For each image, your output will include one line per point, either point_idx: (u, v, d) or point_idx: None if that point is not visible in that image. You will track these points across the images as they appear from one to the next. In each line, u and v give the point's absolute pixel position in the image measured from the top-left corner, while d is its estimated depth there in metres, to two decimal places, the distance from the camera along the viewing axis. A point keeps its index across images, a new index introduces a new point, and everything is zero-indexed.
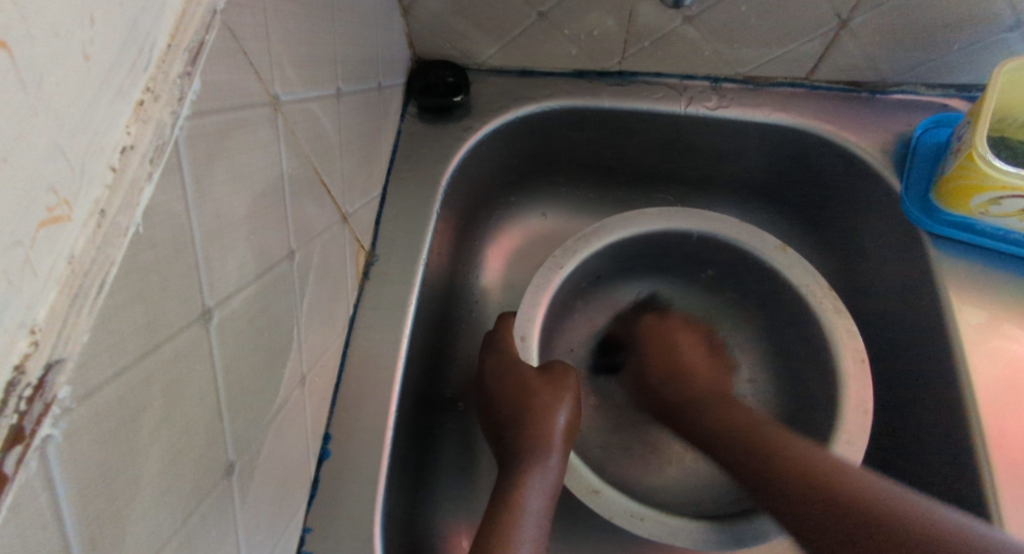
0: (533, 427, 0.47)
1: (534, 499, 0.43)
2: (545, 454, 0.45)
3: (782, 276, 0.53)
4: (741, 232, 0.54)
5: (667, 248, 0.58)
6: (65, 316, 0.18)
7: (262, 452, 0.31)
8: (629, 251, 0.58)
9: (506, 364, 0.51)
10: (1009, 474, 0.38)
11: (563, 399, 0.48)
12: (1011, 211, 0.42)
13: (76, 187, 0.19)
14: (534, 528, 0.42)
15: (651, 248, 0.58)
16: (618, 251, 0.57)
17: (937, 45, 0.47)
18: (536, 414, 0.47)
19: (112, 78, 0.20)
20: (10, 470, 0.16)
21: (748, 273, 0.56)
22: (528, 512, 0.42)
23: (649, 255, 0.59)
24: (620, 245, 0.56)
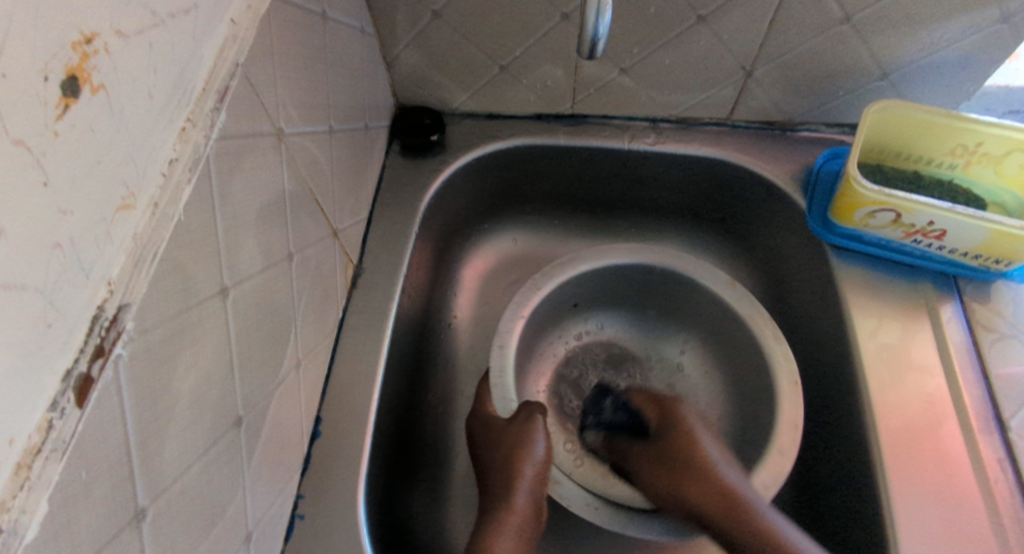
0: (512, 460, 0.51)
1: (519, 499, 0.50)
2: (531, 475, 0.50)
3: (722, 299, 0.60)
4: (693, 266, 0.61)
5: (636, 280, 0.65)
6: (130, 273, 0.26)
7: (258, 415, 0.38)
8: (598, 281, 0.64)
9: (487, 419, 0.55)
10: (892, 438, 0.46)
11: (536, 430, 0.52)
12: (885, 223, 0.51)
13: (139, 186, 0.27)
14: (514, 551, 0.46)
15: (619, 280, 0.65)
16: (591, 280, 0.64)
17: (827, 91, 0.58)
18: (510, 446, 0.52)
19: (165, 111, 0.28)
20: (95, 375, 0.23)
21: (685, 293, 0.63)
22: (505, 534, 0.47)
23: (617, 285, 0.65)
24: (592, 274, 0.63)
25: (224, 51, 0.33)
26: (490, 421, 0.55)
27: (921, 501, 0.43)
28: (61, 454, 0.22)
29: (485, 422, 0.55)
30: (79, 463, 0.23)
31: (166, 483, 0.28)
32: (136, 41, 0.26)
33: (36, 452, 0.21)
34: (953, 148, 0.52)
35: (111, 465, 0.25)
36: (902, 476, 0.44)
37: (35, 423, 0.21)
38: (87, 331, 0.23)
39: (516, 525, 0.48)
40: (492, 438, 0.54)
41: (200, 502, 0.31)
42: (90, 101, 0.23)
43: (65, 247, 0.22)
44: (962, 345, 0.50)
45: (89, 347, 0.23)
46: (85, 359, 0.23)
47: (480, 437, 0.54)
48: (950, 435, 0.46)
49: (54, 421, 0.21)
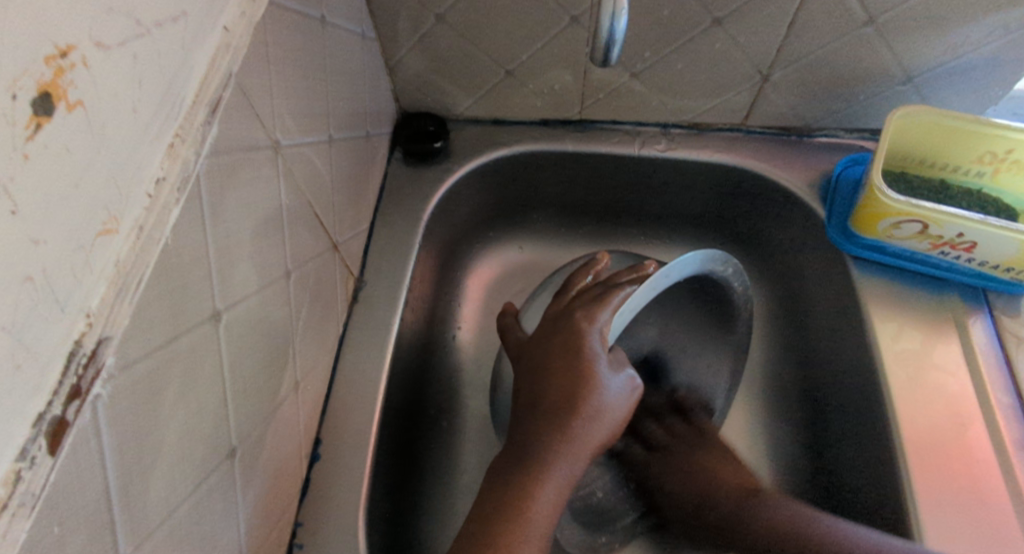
0: (577, 424, 0.39)
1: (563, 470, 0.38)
2: (596, 436, 0.40)
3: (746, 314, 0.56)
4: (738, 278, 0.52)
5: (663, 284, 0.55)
6: (112, 303, 0.24)
7: (254, 442, 0.36)
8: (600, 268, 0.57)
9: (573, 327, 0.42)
10: (922, 463, 0.43)
11: (610, 403, 0.40)
12: (910, 234, 0.49)
13: (122, 208, 0.25)
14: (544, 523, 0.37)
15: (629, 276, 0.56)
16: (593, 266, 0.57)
17: (846, 96, 0.56)
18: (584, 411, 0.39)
19: (151, 127, 0.27)
20: (70, 417, 0.22)
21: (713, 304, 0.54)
22: (546, 497, 0.37)
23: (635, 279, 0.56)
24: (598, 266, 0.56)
25: (217, 62, 0.31)
26: (580, 318, 0.42)
27: (956, 526, 0.40)
28: (30, 510, 0.20)
29: (571, 332, 0.42)
30: (53, 515, 0.21)
31: (152, 527, 0.26)
32: (119, 53, 0.24)
33: (2, 507, 0.19)
34: (981, 154, 0.50)
35: (90, 513, 0.23)
36: (935, 504, 0.41)
37: (0, 476, 0.19)
38: (62, 370, 0.21)
39: (550, 500, 0.37)
40: (569, 357, 0.41)
41: (189, 542, 0.29)
42: (66, 120, 0.22)
43: (36, 280, 0.20)
44: (992, 362, 0.47)
45: (63, 388, 0.21)
46: (59, 401, 0.21)
47: (556, 334, 0.43)
48: (982, 456, 0.43)
49: (23, 472, 0.20)
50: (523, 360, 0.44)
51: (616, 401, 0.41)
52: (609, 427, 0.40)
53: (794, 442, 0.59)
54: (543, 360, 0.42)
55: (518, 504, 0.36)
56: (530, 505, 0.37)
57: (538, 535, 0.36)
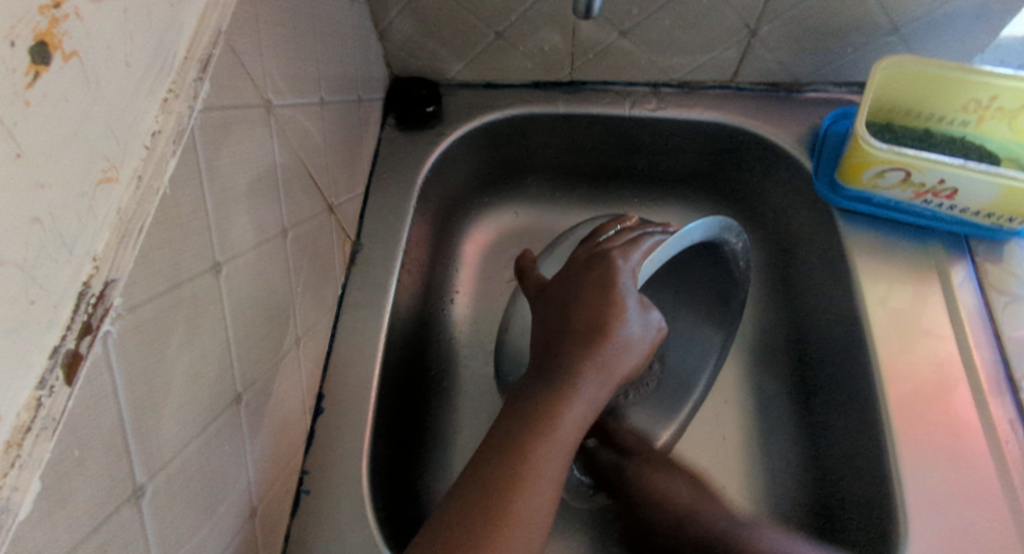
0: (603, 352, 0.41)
1: (590, 388, 0.40)
2: (620, 368, 0.42)
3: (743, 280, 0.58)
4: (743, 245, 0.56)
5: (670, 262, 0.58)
6: (116, 248, 0.25)
7: (258, 391, 0.37)
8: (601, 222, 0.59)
9: (605, 267, 0.45)
10: (901, 401, 0.46)
11: (636, 340, 0.43)
12: (895, 183, 0.50)
13: (121, 158, 0.26)
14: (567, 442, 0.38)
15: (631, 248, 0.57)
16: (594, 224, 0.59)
17: (834, 49, 0.56)
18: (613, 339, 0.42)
19: (145, 81, 0.28)
20: (84, 351, 0.23)
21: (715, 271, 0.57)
22: (573, 413, 0.39)
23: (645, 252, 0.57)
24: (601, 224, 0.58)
25: (206, 18, 0.32)
26: (614, 257, 0.46)
27: (928, 459, 0.43)
28: (50, 433, 0.21)
29: (606, 268, 0.45)
30: (73, 441, 0.22)
31: (164, 461, 0.28)
32: (110, 6, 0.25)
33: (26, 430, 0.20)
34: (966, 103, 0.50)
35: (107, 442, 0.24)
36: (913, 438, 0.44)
37: (23, 401, 0.20)
38: (74, 308, 0.23)
39: (576, 418, 0.39)
40: (601, 290, 0.44)
41: (200, 479, 0.31)
42: (63, 69, 0.22)
43: (44, 221, 0.22)
44: (972, 308, 0.49)
45: (75, 324, 0.23)
46: (73, 336, 0.23)
47: (591, 269, 0.45)
48: (960, 399, 0.45)
49: (43, 399, 0.21)
50: (549, 296, 0.46)
51: (640, 337, 0.44)
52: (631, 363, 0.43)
53: (782, 391, 0.61)
54: (574, 293, 0.45)
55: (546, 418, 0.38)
56: (557, 422, 0.38)
57: (562, 454, 0.38)
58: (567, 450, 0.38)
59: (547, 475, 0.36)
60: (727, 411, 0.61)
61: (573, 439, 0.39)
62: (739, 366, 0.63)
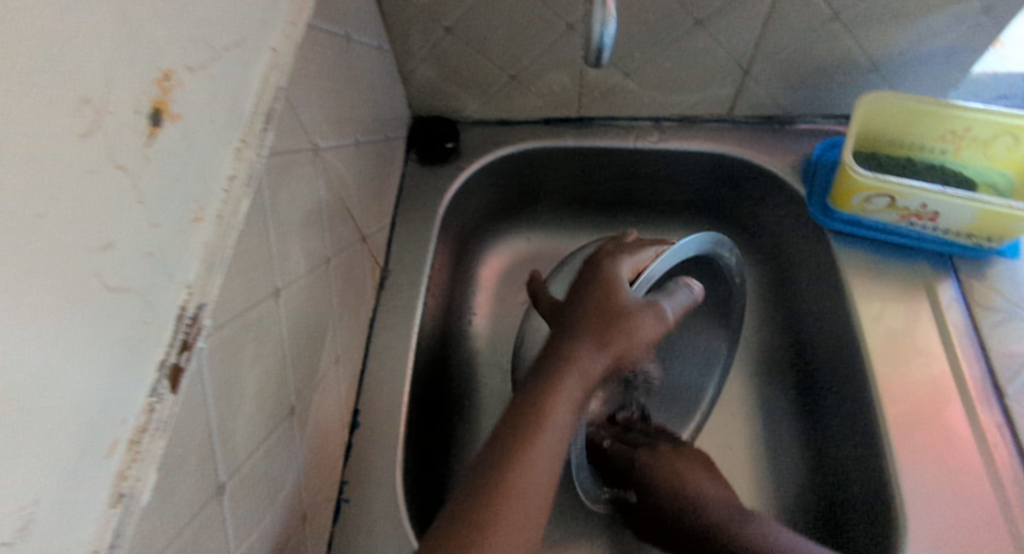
0: (598, 334, 0.41)
1: (586, 363, 0.40)
2: (625, 344, 0.41)
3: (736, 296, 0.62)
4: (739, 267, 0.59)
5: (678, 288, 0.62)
6: (205, 277, 0.29)
7: (306, 404, 0.41)
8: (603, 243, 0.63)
9: (593, 270, 0.47)
10: (897, 411, 0.49)
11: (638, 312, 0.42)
12: (882, 208, 0.54)
13: (207, 200, 0.30)
14: (567, 416, 0.39)
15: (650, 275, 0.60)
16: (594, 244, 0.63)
17: (821, 85, 0.61)
18: (608, 314, 0.42)
19: (223, 133, 0.32)
20: (183, 364, 0.27)
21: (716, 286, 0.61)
22: (570, 389, 0.39)
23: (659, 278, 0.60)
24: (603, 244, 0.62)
25: (269, 77, 0.37)
26: (602, 258, 0.48)
27: (922, 463, 0.46)
28: (162, 433, 0.25)
29: (600, 269, 0.46)
30: (176, 441, 0.26)
31: (239, 462, 0.32)
32: (201, 75, 0.30)
33: (143, 430, 0.24)
34: (944, 133, 0.55)
35: (199, 445, 0.28)
36: (911, 449, 0.47)
37: (139, 406, 0.24)
38: (174, 328, 0.27)
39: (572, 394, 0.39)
40: (598, 288, 0.45)
41: (265, 480, 0.35)
42: (170, 128, 0.27)
43: (155, 255, 0.26)
44: (959, 324, 0.52)
45: (177, 341, 0.27)
46: (174, 351, 0.27)
47: (581, 276, 0.47)
48: (951, 406, 0.49)
49: (154, 404, 0.25)
50: (551, 308, 0.49)
51: (657, 319, 0.43)
52: (640, 336, 0.42)
53: (788, 404, 0.64)
54: (575, 296, 0.46)
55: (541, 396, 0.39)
56: (554, 399, 0.38)
57: (560, 423, 0.38)
58: (562, 435, 0.38)
59: (543, 450, 0.37)
60: (735, 423, 0.64)
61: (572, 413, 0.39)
62: (746, 379, 0.67)
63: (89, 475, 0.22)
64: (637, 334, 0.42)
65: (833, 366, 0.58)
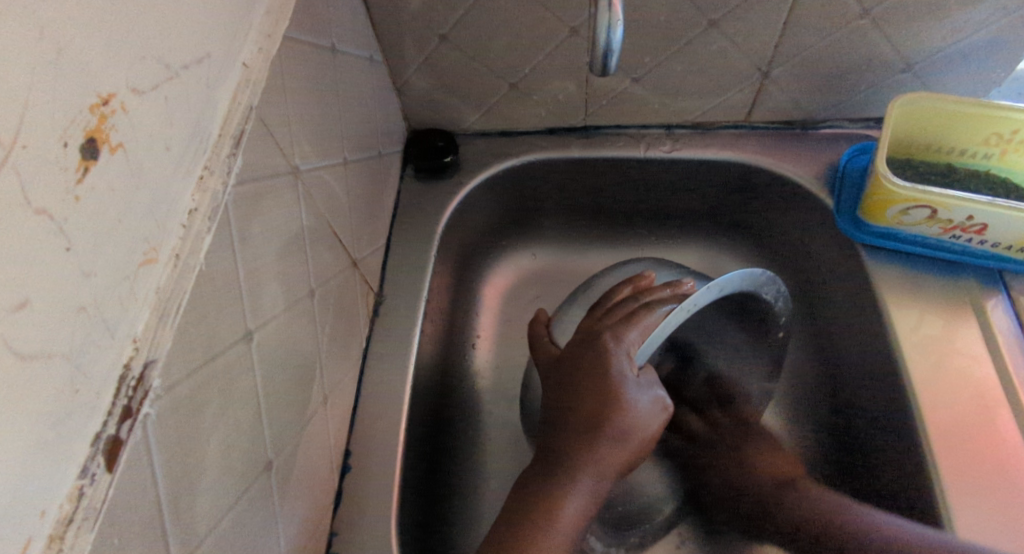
0: (602, 451, 0.41)
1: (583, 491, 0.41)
2: (624, 452, 0.42)
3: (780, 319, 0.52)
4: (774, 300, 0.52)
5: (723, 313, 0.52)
6: (154, 328, 0.26)
7: (289, 455, 0.38)
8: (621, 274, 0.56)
9: (600, 354, 0.43)
10: (946, 444, 0.43)
11: (641, 418, 0.42)
12: (920, 220, 0.49)
13: (160, 238, 0.27)
14: (569, 530, 0.40)
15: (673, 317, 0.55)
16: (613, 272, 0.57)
17: (848, 87, 0.56)
18: (613, 435, 0.42)
19: (182, 161, 0.29)
20: (124, 436, 0.23)
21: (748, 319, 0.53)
22: (572, 506, 0.40)
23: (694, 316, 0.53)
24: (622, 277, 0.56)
25: (239, 96, 0.33)
26: (607, 339, 0.44)
27: (978, 506, 0.41)
28: (92, 522, 0.22)
29: (598, 354, 0.43)
30: (112, 528, 0.23)
31: (199, 539, 0.28)
32: (152, 97, 0.26)
33: (68, 521, 0.21)
34: (987, 137, 0.50)
35: (144, 526, 0.24)
36: (964, 488, 0.41)
37: (66, 492, 0.21)
38: (114, 392, 0.23)
39: (577, 509, 0.40)
40: (596, 379, 0.42)
41: (234, 552, 0.31)
42: (110, 160, 0.23)
43: (90, 310, 0.22)
44: (1013, 344, 0.47)
45: (116, 410, 0.23)
46: (113, 421, 0.23)
47: (583, 355, 0.44)
48: (1008, 437, 0.43)
49: (85, 488, 0.22)
50: (551, 375, 0.46)
51: (645, 417, 0.43)
52: (638, 446, 0.43)
53: (818, 433, 0.59)
54: (573, 376, 0.44)
55: (545, 513, 0.40)
56: (557, 515, 0.40)
57: (561, 547, 0.39)
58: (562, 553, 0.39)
59: None
60: None
61: (577, 524, 0.40)
62: (772, 405, 0.61)
63: None
64: (638, 435, 0.43)
65: (869, 393, 0.53)
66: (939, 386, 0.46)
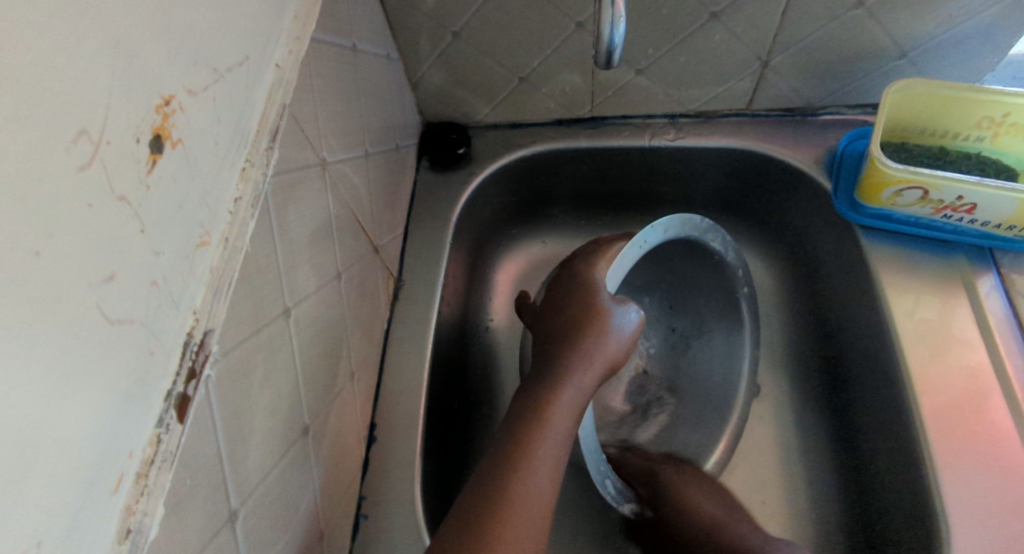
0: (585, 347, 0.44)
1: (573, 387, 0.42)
2: (607, 353, 0.45)
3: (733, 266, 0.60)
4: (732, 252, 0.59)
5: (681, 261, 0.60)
6: (211, 301, 0.29)
7: (322, 423, 0.41)
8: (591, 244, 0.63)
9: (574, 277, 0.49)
10: (935, 413, 0.46)
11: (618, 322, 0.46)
12: (913, 201, 0.51)
13: (212, 224, 0.30)
14: (565, 419, 0.41)
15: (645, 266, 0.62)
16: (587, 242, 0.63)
17: (846, 74, 0.58)
18: (594, 332, 0.45)
19: (228, 155, 0.32)
20: (191, 393, 0.27)
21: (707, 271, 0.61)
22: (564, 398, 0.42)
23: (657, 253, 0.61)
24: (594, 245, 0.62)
25: (274, 95, 0.36)
26: (578, 269, 0.50)
27: (963, 470, 0.43)
28: (169, 465, 0.25)
29: (574, 282, 0.49)
30: (185, 471, 0.26)
31: (252, 488, 0.32)
32: (203, 97, 0.29)
33: (150, 462, 0.25)
34: (979, 120, 0.52)
35: (208, 473, 0.28)
36: (952, 453, 0.44)
37: (147, 438, 0.25)
38: (181, 356, 0.27)
39: (568, 402, 0.42)
40: (577, 300, 0.47)
41: (279, 503, 0.35)
42: (171, 154, 0.27)
43: (159, 283, 0.26)
44: (1002, 319, 0.49)
45: (183, 370, 0.27)
46: (181, 381, 0.27)
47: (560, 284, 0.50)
48: (996, 407, 0.46)
49: (161, 435, 0.25)
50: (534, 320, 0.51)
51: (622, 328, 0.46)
52: (618, 349, 0.45)
53: (820, 409, 0.61)
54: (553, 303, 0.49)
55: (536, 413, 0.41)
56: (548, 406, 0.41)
57: (554, 434, 0.40)
58: (559, 442, 0.40)
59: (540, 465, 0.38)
60: (762, 426, 0.62)
61: (568, 421, 0.41)
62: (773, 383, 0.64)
63: (94, 514, 0.22)
64: (617, 338, 0.46)
65: (868, 369, 0.55)
66: (930, 357, 0.49)
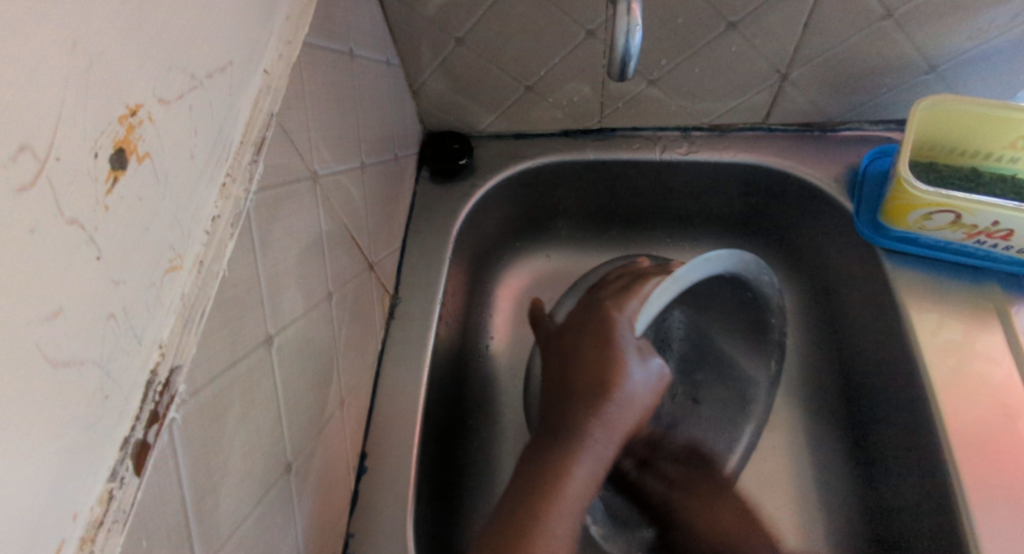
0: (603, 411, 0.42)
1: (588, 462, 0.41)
2: (626, 420, 0.43)
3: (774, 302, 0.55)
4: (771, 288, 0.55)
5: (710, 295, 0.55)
6: (180, 333, 0.26)
7: (306, 457, 0.38)
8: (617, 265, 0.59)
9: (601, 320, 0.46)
10: (966, 448, 0.43)
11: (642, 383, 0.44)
12: (943, 225, 0.48)
13: (184, 246, 0.27)
14: (579, 491, 0.40)
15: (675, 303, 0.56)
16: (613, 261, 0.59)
17: (869, 89, 0.55)
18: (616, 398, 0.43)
19: (206, 169, 0.29)
20: (151, 440, 0.24)
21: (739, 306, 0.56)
22: (580, 471, 0.40)
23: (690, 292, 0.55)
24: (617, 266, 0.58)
25: (260, 103, 0.34)
26: (609, 308, 0.47)
27: (999, 512, 0.40)
28: (122, 526, 0.22)
29: (602, 323, 0.46)
30: (141, 530, 0.23)
31: (222, 540, 0.29)
32: (178, 106, 0.26)
33: (98, 524, 0.22)
34: (1014, 140, 0.49)
35: (170, 528, 0.25)
36: (985, 494, 0.41)
37: (96, 496, 0.22)
38: (142, 398, 0.24)
39: (583, 476, 0.40)
40: (601, 350, 0.45)
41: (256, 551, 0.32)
42: (137, 170, 0.24)
43: (118, 317, 0.23)
44: None
45: (143, 414, 0.24)
46: (141, 426, 0.24)
47: (588, 320, 0.47)
48: None
49: (114, 491, 0.22)
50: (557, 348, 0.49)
51: (642, 387, 0.44)
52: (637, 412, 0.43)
53: (837, 440, 0.58)
54: (580, 342, 0.46)
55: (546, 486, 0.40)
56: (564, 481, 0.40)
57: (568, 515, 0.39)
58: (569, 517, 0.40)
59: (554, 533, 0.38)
60: (775, 457, 0.59)
61: (581, 496, 0.40)
62: (787, 410, 0.61)
63: None
64: (637, 399, 0.44)
65: (890, 400, 0.52)
66: (959, 386, 0.45)
